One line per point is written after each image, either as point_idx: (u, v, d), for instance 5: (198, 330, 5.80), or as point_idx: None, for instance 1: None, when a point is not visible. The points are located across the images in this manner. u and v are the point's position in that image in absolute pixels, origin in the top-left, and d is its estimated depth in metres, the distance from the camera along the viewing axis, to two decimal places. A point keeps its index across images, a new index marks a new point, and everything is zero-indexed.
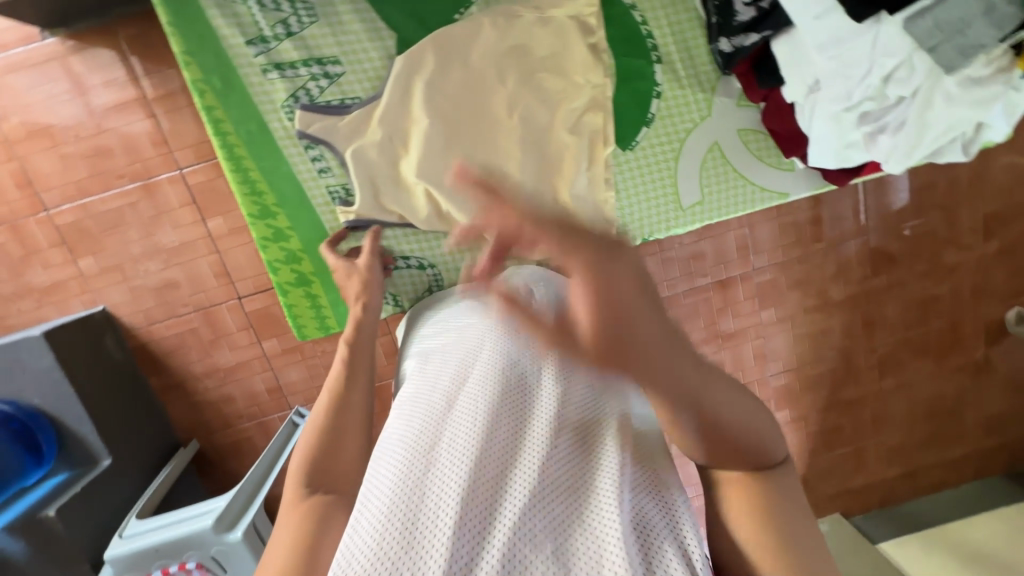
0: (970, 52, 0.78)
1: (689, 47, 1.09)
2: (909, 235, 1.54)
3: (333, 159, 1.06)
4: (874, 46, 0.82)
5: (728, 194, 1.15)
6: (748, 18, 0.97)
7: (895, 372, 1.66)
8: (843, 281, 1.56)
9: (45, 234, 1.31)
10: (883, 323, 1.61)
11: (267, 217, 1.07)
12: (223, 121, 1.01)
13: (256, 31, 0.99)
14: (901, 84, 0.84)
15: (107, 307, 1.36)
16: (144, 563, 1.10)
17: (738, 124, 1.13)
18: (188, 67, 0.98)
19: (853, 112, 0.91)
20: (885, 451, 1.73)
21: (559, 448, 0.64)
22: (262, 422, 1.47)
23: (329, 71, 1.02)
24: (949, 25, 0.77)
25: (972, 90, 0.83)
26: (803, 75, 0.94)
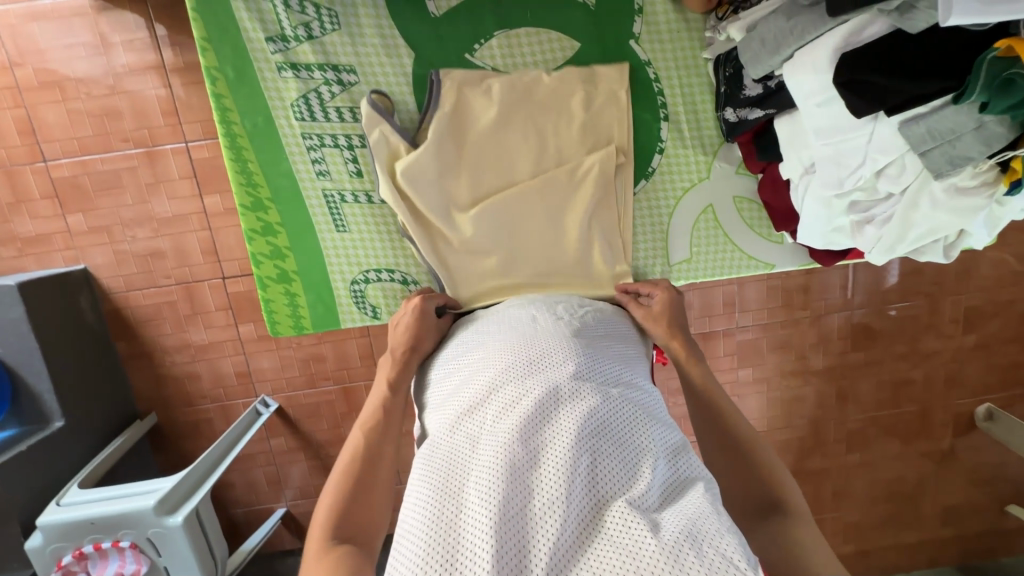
0: (958, 163, 0.74)
1: (697, 111, 1.11)
2: (894, 315, 1.56)
3: (333, 163, 1.06)
4: (868, 140, 0.83)
5: (717, 256, 1.17)
6: (754, 94, 0.97)
7: (862, 449, 1.67)
8: (823, 351, 1.57)
9: (38, 184, 1.30)
10: (856, 399, 1.63)
11: (259, 209, 1.07)
12: (231, 110, 1.02)
13: (277, 29, 1.00)
14: (891, 180, 0.85)
15: (88, 267, 1.34)
16: (76, 535, 1.06)
17: (733, 190, 1.15)
18: (205, 53, 0.99)
19: (843, 200, 0.94)
20: (842, 525, 1.73)
21: (582, 466, 0.62)
22: (224, 405, 1.45)
23: (343, 78, 1.03)
24: (940, 134, 0.73)
25: (956, 199, 0.80)
26: (799, 157, 0.97)
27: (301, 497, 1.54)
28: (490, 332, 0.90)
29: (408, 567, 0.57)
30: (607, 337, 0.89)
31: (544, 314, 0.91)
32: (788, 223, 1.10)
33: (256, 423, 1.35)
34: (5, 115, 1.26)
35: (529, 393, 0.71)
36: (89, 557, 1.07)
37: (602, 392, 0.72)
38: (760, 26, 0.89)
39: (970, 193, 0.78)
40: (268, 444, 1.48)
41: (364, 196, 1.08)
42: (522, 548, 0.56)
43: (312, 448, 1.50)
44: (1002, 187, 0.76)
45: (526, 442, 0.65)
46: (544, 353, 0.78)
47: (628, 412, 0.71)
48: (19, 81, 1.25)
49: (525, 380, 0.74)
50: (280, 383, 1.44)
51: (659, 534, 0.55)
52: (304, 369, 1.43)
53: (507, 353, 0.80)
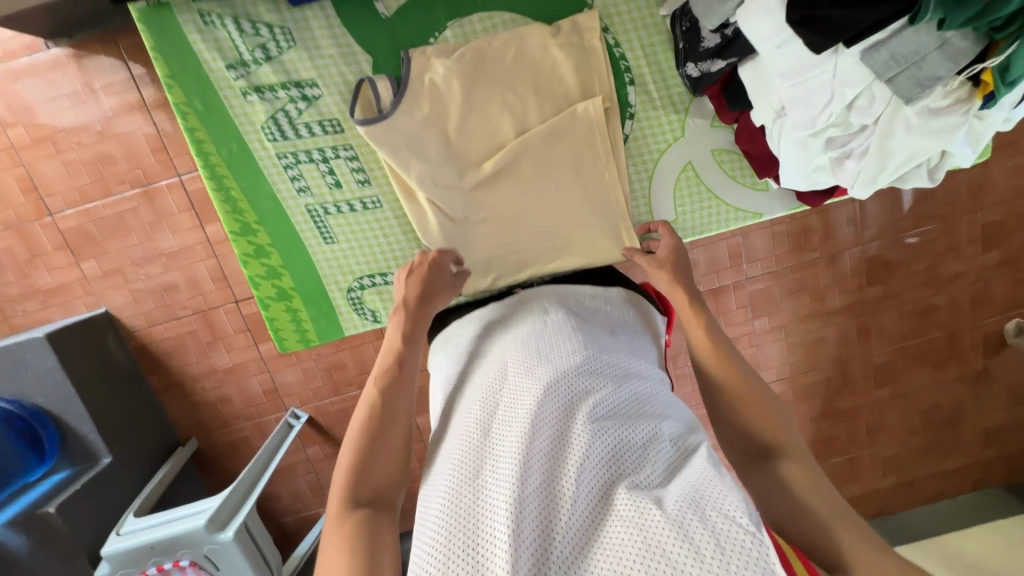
0: (926, 84, 0.73)
1: (663, 70, 1.09)
2: (908, 243, 1.53)
3: (311, 178, 1.08)
4: (833, 76, 0.81)
5: (702, 213, 1.17)
6: (713, 44, 0.95)
7: (891, 382, 1.65)
8: (839, 289, 1.54)
9: (49, 237, 1.35)
10: (880, 333, 1.59)
11: (248, 233, 1.10)
12: (205, 141, 1.04)
13: (236, 55, 1.00)
14: (863, 112, 0.83)
15: (109, 309, 1.40)
16: (140, 560, 1.13)
17: (712, 144, 1.14)
18: (171, 90, 1.00)
19: (819, 138, 0.91)
20: (880, 460, 1.72)
21: (591, 446, 0.65)
22: (258, 422, 1.51)
23: (307, 93, 1.04)
24: (904, 59, 0.72)
25: (931, 122, 0.80)
26: (768, 100, 0.94)
27: None
28: (497, 327, 0.91)
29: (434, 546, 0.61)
30: (614, 325, 0.91)
31: (550, 306, 0.92)
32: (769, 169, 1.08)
33: (290, 434, 1.40)
34: (7, 176, 1.30)
35: (540, 382, 0.74)
36: None
37: (607, 376, 0.75)
38: None
39: (944, 114, 0.78)
40: (306, 454, 1.54)
41: (345, 205, 1.10)
42: (540, 522, 0.59)
43: None
44: (976, 101, 0.77)
45: (539, 431, 0.67)
46: (553, 344, 0.81)
47: (633, 395, 0.74)
48: (13, 141, 1.29)
49: (536, 369, 0.76)
50: (307, 395, 1.48)
51: (665, 506, 0.57)
52: (328, 378, 1.48)
53: (518, 347, 0.82)
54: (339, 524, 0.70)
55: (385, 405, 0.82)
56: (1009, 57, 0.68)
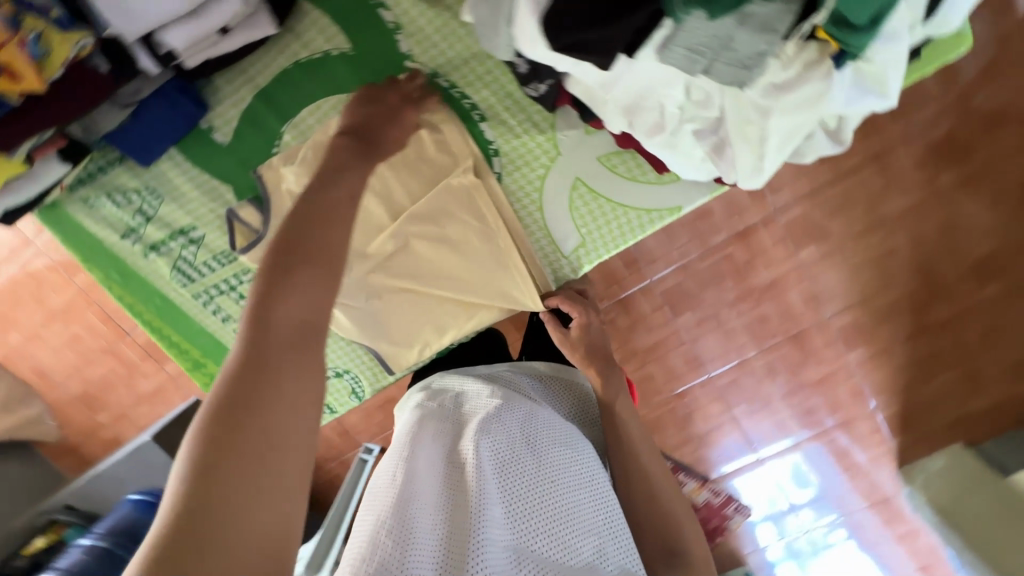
0: (750, 64, 0.61)
1: (510, 93, 0.96)
2: (994, 105, 1.17)
3: (227, 309, 1.16)
4: (650, 76, 0.70)
5: (608, 226, 1.07)
6: (527, 69, 0.83)
7: (1005, 277, 1.32)
8: (900, 190, 1.27)
9: (135, 352, 1.60)
10: (972, 223, 1.29)
11: (199, 365, 1.23)
12: (134, 302, 1.15)
13: (125, 225, 1.08)
14: (705, 102, 0.73)
15: (197, 397, 1.62)
16: None
17: (595, 150, 1.00)
18: (91, 269, 1.11)
19: (679, 133, 0.80)
20: (1011, 365, 1.38)
21: (552, 521, 0.74)
22: (344, 459, 1.69)
23: (192, 238, 1.09)
24: (703, 48, 0.61)
25: (783, 96, 0.65)
26: (612, 116, 0.81)
27: None
28: (478, 379, 0.95)
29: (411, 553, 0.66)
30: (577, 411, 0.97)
31: (521, 381, 0.97)
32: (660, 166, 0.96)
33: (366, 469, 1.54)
34: (90, 313, 1.56)
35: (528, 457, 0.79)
36: None
37: (568, 454, 0.84)
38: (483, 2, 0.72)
39: (792, 86, 0.64)
40: None
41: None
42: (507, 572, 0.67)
43: None
44: (830, 58, 0.61)
45: (525, 502, 0.74)
46: (542, 423, 0.86)
47: (586, 475, 0.84)
48: (83, 285, 1.53)
49: (526, 441, 0.81)
50: (374, 430, 1.63)
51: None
52: (385, 412, 1.60)
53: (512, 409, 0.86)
54: (197, 424, 0.54)
55: (288, 309, 0.63)
56: (836, 9, 0.56)
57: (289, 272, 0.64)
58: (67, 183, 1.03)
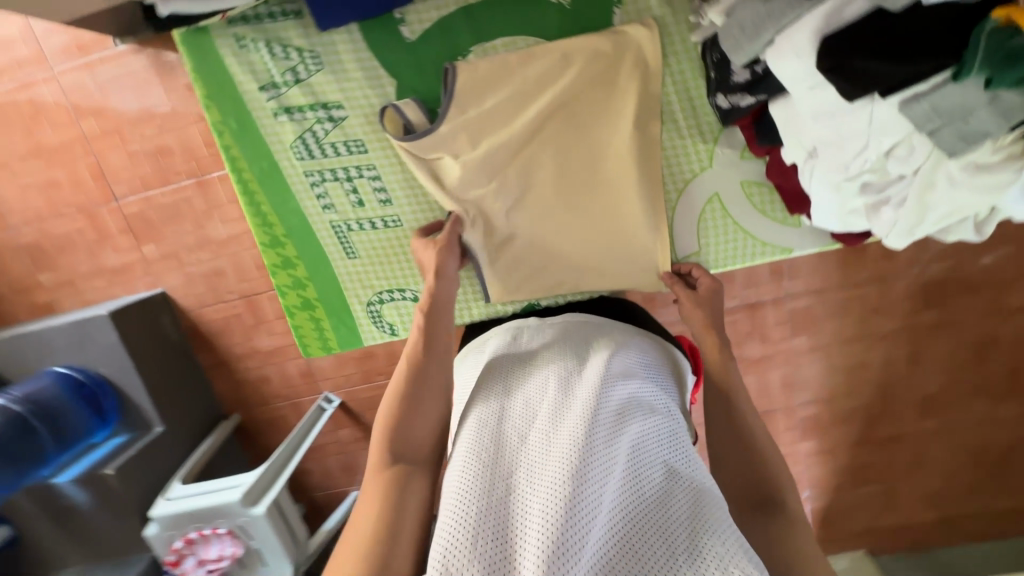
0: (973, 140, 0.52)
1: (692, 98, 0.92)
2: (982, 269, 1.36)
3: (336, 196, 1.04)
4: (869, 121, 0.60)
5: (729, 248, 1.03)
6: (743, 79, 0.73)
7: (941, 415, 1.52)
8: (889, 314, 1.43)
9: (116, 222, 1.46)
10: (932, 363, 1.48)
11: (277, 246, 1.08)
12: (239, 159, 1.01)
13: (267, 76, 0.94)
14: (901, 160, 0.61)
15: (166, 289, 1.52)
16: (183, 524, 1.24)
17: (742, 175, 0.98)
18: (209, 110, 0.97)
19: (851, 183, 0.69)
20: (921, 493, 1.61)
21: (623, 485, 0.57)
22: (295, 403, 1.61)
23: (333, 115, 0.96)
24: (946, 112, 0.51)
25: (980, 179, 0.57)
26: (797, 140, 0.72)
27: None
28: (542, 331, 0.83)
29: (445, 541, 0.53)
30: (655, 368, 0.81)
31: (599, 332, 0.83)
32: (801, 206, 0.91)
33: (323, 418, 1.51)
34: (81, 165, 1.42)
35: (584, 405, 0.65)
36: (195, 541, 1.25)
37: (634, 409, 0.67)
38: (738, 10, 0.66)
39: (997, 171, 0.55)
40: (337, 435, 1.64)
41: (368, 223, 1.06)
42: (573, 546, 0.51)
43: None
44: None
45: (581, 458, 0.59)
46: (606, 369, 0.71)
47: (661, 428, 0.67)
48: (86, 132, 1.39)
49: (581, 390, 0.67)
50: (340, 379, 1.57)
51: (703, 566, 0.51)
52: (358, 367, 1.55)
53: (571, 359, 0.74)
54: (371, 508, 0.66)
55: (436, 371, 0.83)
56: None
57: (431, 328, 0.87)
58: (229, 14, 0.88)
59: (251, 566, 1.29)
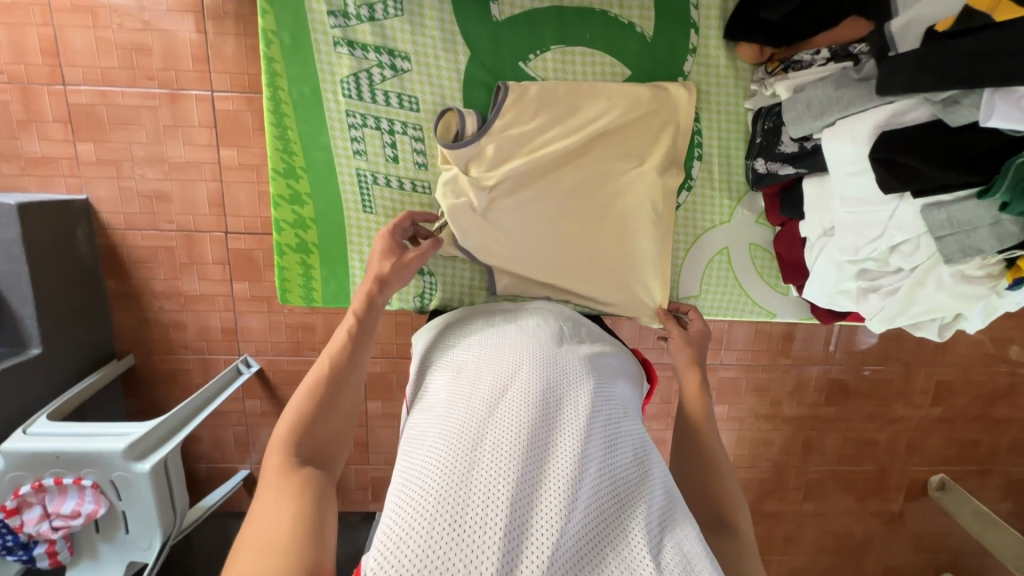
0: (970, 252, 0.69)
1: (730, 157, 1.04)
2: (868, 376, 1.61)
3: (372, 141, 0.99)
4: (890, 216, 0.77)
5: (724, 300, 1.12)
6: (790, 151, 0.90)
7: (817, 499, 1.72)
8: (796, 400, 1.62)
9: (53, 107, 1.26)
10: (820, 451, 1.67)
11: (290, 177, 1.01)
12: (279, 76, 0.95)
13: (341, 4, 0.93)
14: (904, 256, 0.80)
15: (90, 198, 1.32)
16: (38, 466, 1.05)
17: (751, 238, 1.09)
18: (265, 15, 0.92)
19: (855, 266, 0.87)
20: (786, 568, 1.78)
21: (588, 474, 0.61)
22: (205, 359, 1.45)
23: (396, 65, 0.96)
24: (957, 224, 0.68)
25: (962, 287, 0.77)
26: (821, 217, 0.89)
27: (265, 462, 1.54)
28: (522, 321, 0.86)
29: (413, 509, 0.56)
30: (616, 370, 0.84)
31: (572, 334, 0.87)
32: (797, 277, 1.04)
33: (235, 380, 1.38)
34: (31, 32, 1.22)
35: (553, 401, 0.68)
36: (48, 490, 1.05)
37: (606, 405, 0.71)
38: (806, 88, 0.82)
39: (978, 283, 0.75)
40: (243, 405, 1.49)
41: (397, 182, 1.02)
42: (533, 526, 0.55)
43: None
44: (1004, 280, 0.74)
45: (548, 449, 0.62)
46: (577, 369, 0.75)
47: (626, 425, 0.72)
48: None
49: (553, 385, 0.71)
50: (264, 346, 1.44)
51: (656, 561, 0.55)
52: (290, 337, 1.44)
53: (546, 350, 0.77)
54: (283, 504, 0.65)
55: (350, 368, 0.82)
56: None
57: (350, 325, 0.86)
58: None
59: (108, 531, 1.11)
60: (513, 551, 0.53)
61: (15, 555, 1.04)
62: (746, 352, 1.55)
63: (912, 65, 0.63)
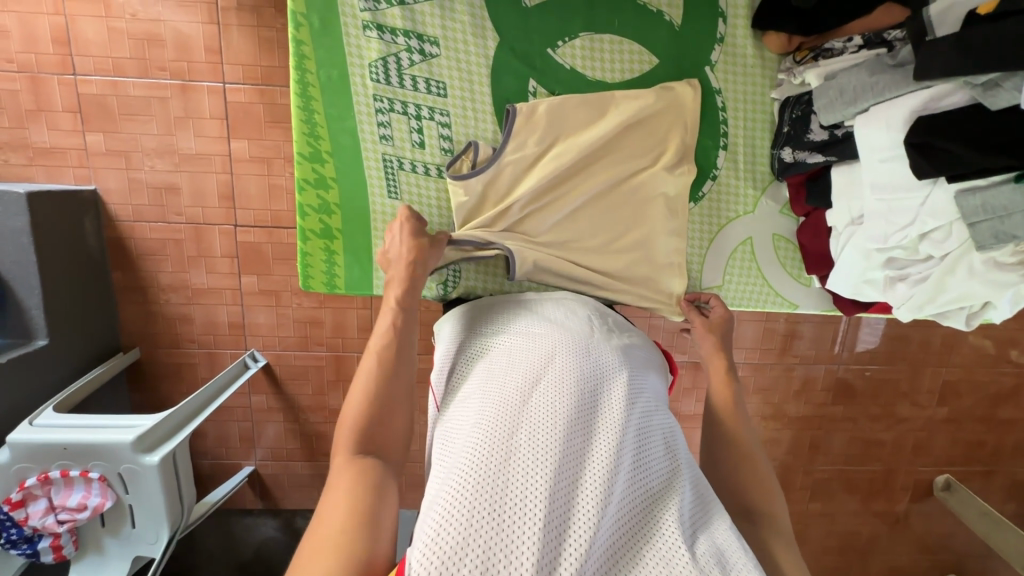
0: (1004, 239, 0.70)
1: (755, 148, 1.05)
2: (875, 377, 1.61)
3: (399, 126, 0.99)
4: (923, 203, 0.77)
5: (746, 290, 1.12)
6: (819, 139, 0.91)
7: (823, 500, 1.72)
8: (804, 400, 1.62)
9: (63, 97, 1.25)
10: (826, 451, 1.67)
11: (316, 161, 1.00)
12: (307, 59, 0.95)
13: None
14: (935, 244, 0.80)
15: (99, 189, 1.31)
16: (45, 457, 1.03)
17: (775, 229, 1.09)
18: None
19: (883, 254, 0.87)
20: None
21: (623, 467, 0.61)
22: (211, 353, 1.43)
23: (425, 49, 0.96)
24: (992, 210, 0.69)
25: (994, 274, 0.77)
26: (849, 206, 0.90)
27: (271, 458, 1.53)
28: (550, 313, 0.86)
29: (448, 499, 0.55)
30: (645, 361, 0.83)
31: (600, 323, 0.86)
32: (821, 268, 1.04)
33: (244, 373, 1.36)
34: (42, 21, 1.21)
35: (587, 392, 0.67)
36: (54, 482, 1.04)
37: (640, 399, 0.71)
38: (839, 76, 0.83)
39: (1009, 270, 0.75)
40: (249, 400, 1.47)
41: (422, 168, 1.01)
42: (569, 519, 0.55)
43: (292, 411, 1.49)
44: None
45: (583, 441, 0.62)
46: (609, 359, 0.74)
47: (659, 416, 0.71)
48: None
49: (586, 376, 0.70)
50: (272, 341, 1.43)
51: (692, 553, 0.55)
52: (298, 331, 1.43)
53: (577, 341, 0.76)
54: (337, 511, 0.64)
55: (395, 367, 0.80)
56: None
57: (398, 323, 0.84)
58: None
59: (114, 525, 1.09)
60: (551, 545, 0.52)
61: (19, 549, 1.02)
62: (755, 351, 1.55)
63: (951, 47, 0.64)
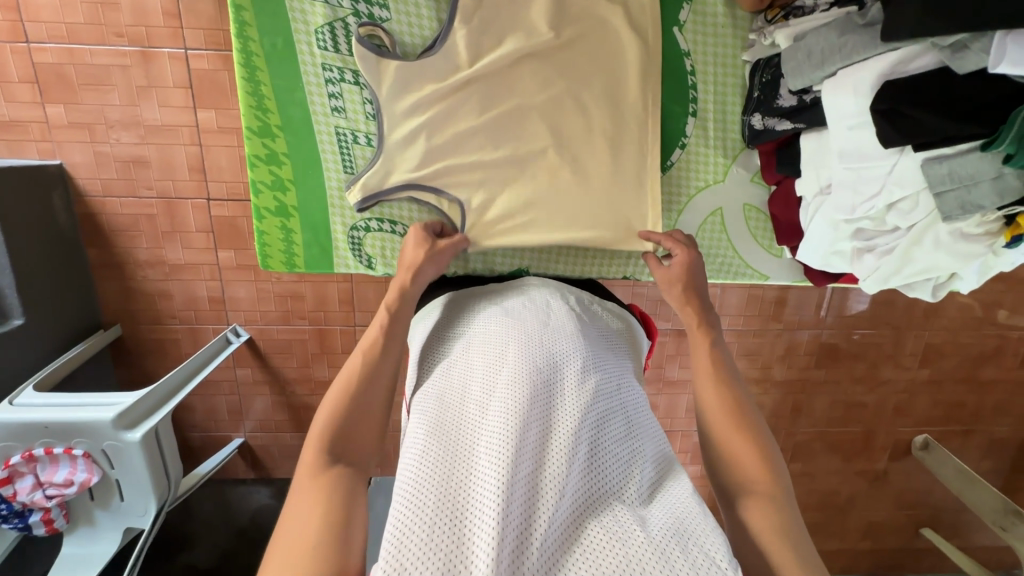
0: (969, 209, 0.70)
1: (726, 113, 1.03)
2: (858, 340, 1.62)
3: (350, 96, 0.96)
4: (890, 172, 0.77)
5: (717, 261, 1.11)
6: (788, 105, 0.90)
7: (805, 459, 1.76)
8: (787, 364, 1.63)
9: (18, 66, 1.20)
10: (809, 413, 1.70)
11: (266, 136, 0.97)
12: (249, 26, 0.91)
13: None
14: (902, 214, 0.80)
15: (64, 163, 1.27)
16: (27, 436, 1.04)
17: (746, 198, 1.08)
18: None
19: (850, 225, 0.88)
20: None
21: (578, 457, 0.63)
22: (193, 328, 1.43)
23: (374, 13, 0.92)
24: (959, 179, 0.69)
25: (959, 244, 0.77)
26: (818, 175, 0.90)
27: (260, 429, 1.55)
28: (516, 307, 0.88)
29: (410, 506, 0.58)
30: (610, 347, 0.86)
31: (566, 311, 0.88)
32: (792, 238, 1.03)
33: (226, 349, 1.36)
34: None
35: (544, 386, 0.70)
36: (39, 460, 1.05)
37: (599, 387, 0.74)
38: (807, 37, 0.81)
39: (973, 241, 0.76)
40: (234, 373, 1.48)
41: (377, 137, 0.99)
42: (526, 513, 0.57)
43: (279, 384, 1.50)
44: (1002, 239, 0.75)
45: (539, 436, 0.64)
46: (565, 349, 0.77)
47: (617, 402, 0.74)
48: None
49: (544, 370, 0.72)
50: (253, 316, 1.42)
51: (647, 529, 0.58)
52: (280, 306, 1.42)
53: (535, 335, 0.79)
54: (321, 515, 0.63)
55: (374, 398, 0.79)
56: None
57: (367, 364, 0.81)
58: None
59: (103, 499, 1.12)
60: (511, 537, 0.55)
61: (10, 523, 1.05)
62: (738, 317, 1.55)
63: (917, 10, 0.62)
